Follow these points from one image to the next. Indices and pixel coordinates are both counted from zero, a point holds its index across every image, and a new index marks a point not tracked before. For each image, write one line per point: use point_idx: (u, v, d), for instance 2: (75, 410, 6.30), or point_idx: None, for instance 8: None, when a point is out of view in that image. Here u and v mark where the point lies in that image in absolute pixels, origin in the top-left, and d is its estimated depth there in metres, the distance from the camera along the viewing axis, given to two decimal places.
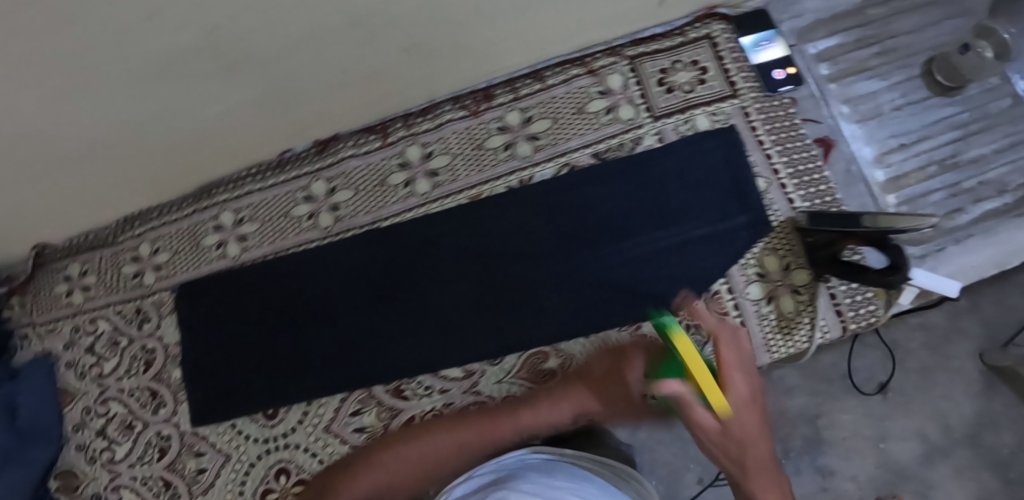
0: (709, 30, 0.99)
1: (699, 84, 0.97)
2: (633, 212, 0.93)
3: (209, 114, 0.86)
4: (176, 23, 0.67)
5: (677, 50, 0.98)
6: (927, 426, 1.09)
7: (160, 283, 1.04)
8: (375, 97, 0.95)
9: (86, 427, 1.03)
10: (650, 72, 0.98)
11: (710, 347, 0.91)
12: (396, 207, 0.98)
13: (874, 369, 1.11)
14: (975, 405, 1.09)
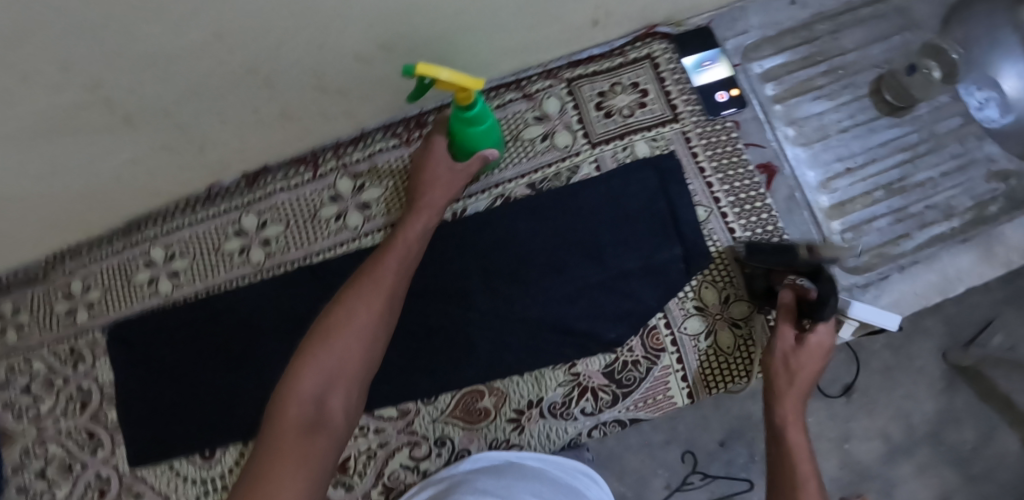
0: (650, 49, 0.94)
1: (639, 108, 0.93)
2: (569, 244, 0.91)
3: (115, 162, 0.83)
4: (52, 85, 0.64)
5: (616, 72, 0.94)
6: (891, 426, 1.06)
7: (93, 321, 1.02)
8: (297, 134, 0.91)
9: (25, 470, 1.02)
10: (588, 96, 0.94)
11: (648, 384, 0.87)
12: (328, 242, 0.96)
13: (838, 370, 1.07)
14: (936, 405, 1.06)
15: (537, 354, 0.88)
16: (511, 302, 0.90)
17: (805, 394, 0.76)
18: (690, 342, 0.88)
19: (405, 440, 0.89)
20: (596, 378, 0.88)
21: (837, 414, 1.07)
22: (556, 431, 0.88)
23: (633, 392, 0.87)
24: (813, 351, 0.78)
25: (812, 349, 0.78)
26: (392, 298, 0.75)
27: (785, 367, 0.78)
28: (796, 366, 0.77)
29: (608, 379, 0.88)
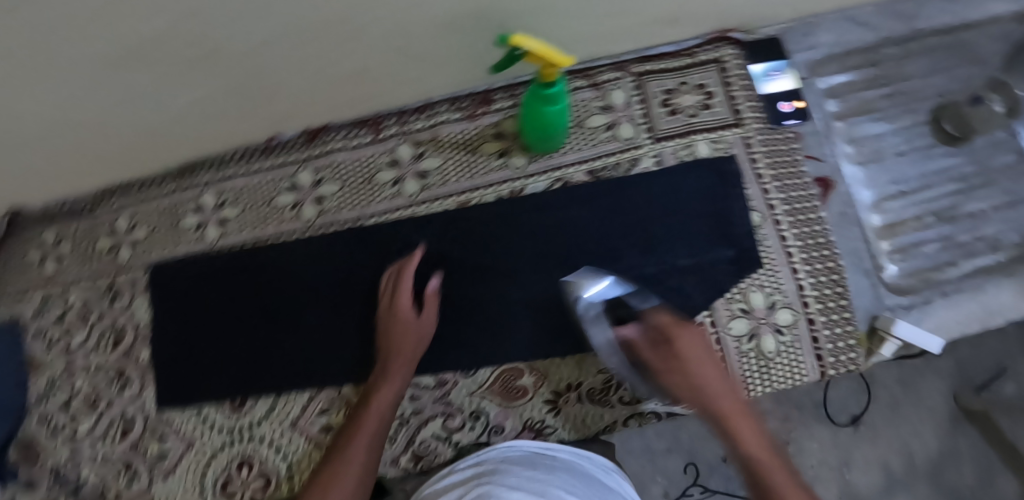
0: (719, 54, 0.95)
1: (703, 108, 0.94)
2: (623, 233, 0.92)
3: (183, 103, 0.82)
4: (140, 17, 0.63)
5: (684, 71, 0.95)
6: (891, 457, 1.06)
7: (135, 260, 1.02)
8: (365, 96, 0.91)
9: (49, 399, 1.03)
10: (655, 91, 0.95)
11: None
12: (381, 206, 0.96)
13: (848, 400, 1.07)
14: (939, 445, 1.06)
15: (582, 337, 0.89)
16: (560, 285, 0.90)
17: (730, 390, 0.74)
18: (733, 343, 0.89)
19: (440, 410, 0.90)
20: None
21: (841, 442, 1.06)
22: (591, 416, 0.89)
23: None
24: (706, 364, 0.77)
25: (687, 347, 0.79)
26: (371, 449, 0.81)
27: (682, 377, 0.76)
28: (692, 368, 0.76)
29: None
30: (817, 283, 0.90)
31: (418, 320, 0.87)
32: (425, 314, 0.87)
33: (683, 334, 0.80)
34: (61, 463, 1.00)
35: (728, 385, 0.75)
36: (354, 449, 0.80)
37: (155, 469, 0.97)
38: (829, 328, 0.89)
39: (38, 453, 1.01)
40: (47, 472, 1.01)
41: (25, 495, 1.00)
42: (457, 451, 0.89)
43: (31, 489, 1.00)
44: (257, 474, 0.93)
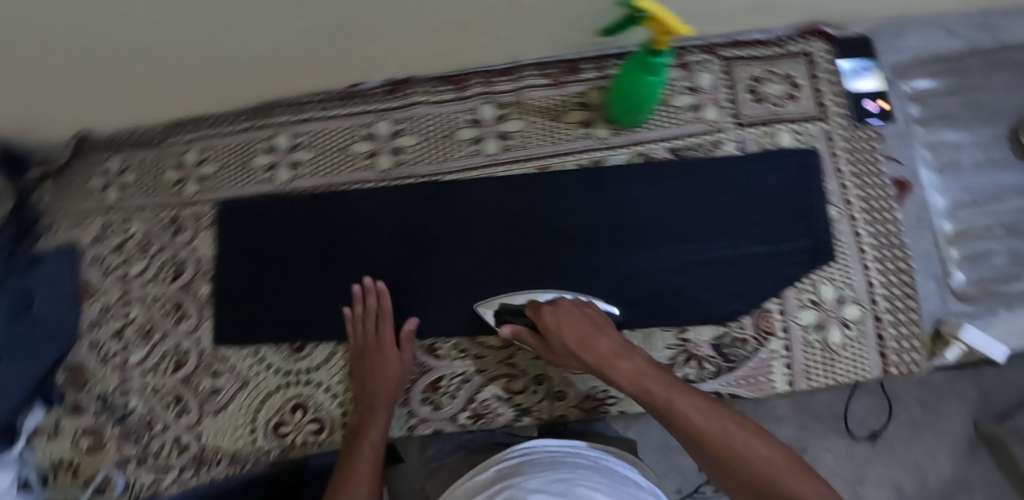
0: (809, 46, 0.94)
1: (789, 99, 0.93)
2: (701, 214, 0.92)
3: (275, 35, 0.83)
4: None
5: (772, 60, 0.94)
6: (904, 478, 1.04)
7: (201, 195, 1.02)
8: (454, 52, 0.91)
9: (102, 326, 1.03)
10: (742, 78, 0.94)
11: (752, 365, 0.88)
12: (460, 163, 0.95)
13: (868, 416, 1.05)
14: (953, 468, 1.03)
15: (654, 311, 0.89)
16: (634, 258, 0.91)
17: (608, 341, 0.77)
18: (800, 332, 0.89)
19: (503, 371, 0.90)
20: (704, 349, 0.89)
21: (855, 456, 1.05)
22: None
23: (737, 369, 0.88)
24: (590, 329, 0.78)
25: (557, 322, 0.80)
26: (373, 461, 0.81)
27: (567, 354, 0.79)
28: (572, 341, 0.78)
29: (715, 351, 0.88)
30: (887, 282, 0.90)
31: (402, 357, 0.90)
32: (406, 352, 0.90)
33: (551, 308, 0.82)
34: (110, 390, 1.01)
35: (590, 331, 0.78)
36: (358, 467, 0.80)
37: (206, 405, 0.98)
38: (896, 327, 0.90)
39: (87, 380, 1.02)
40: (93, 399, 1.02)
41: (67, 421, 1.02)
42: (515, 414, 0.90)
43: (75, 414, 1.02)
44: (310, 418, 0.95)
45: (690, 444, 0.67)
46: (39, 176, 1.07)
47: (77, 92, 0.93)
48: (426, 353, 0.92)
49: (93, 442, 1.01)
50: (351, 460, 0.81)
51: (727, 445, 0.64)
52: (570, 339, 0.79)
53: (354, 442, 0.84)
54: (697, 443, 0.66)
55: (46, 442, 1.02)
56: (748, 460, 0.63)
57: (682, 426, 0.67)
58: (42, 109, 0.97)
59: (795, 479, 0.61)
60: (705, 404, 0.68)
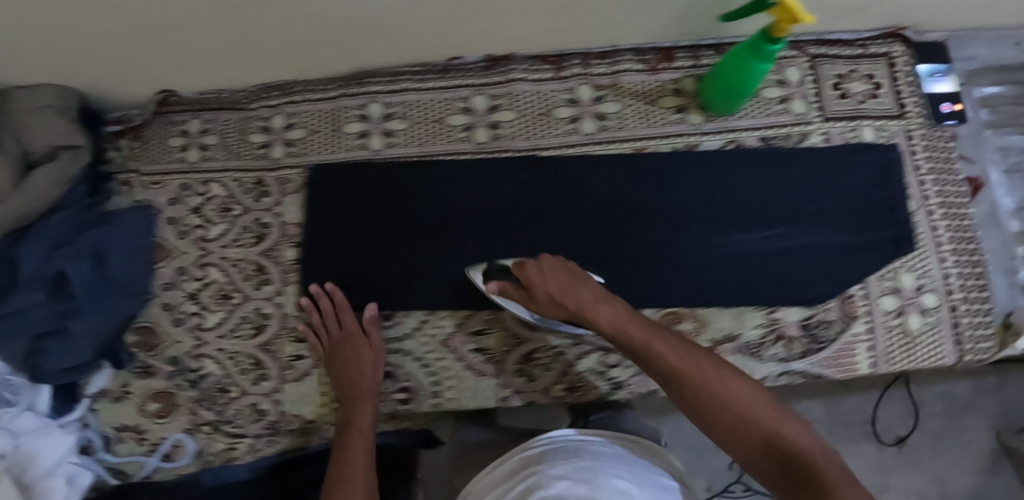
0: (890, 49, 0.99)
1: (871, 97, 0.97)
2: (790, 201, 0.95)
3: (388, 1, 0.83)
4: None
5: (856, 60, 0.99)
6: (926, 488, 1.18)
7: (289, 159, 1.01)
8: (558, 30, 0.93)
9: (176, 288, 1.02)
10: (827, 75, 0.98)
11: (836, 346, 0.91)
12: (557, 140, 0.97)
13: (894, 422, 1.20)
14: (975, 480, 1.17)
15: (745, 290, 0.92)
16: (723, 240, 0.94)
17: (589, 289, 0.79)
18: (882, 317, 0.92)
19: (600, 344, 0.91)
20: (792, 329, 0.91)
21: (883, 462, 1.19)
22: (745, 368, 0.90)
23: (823, 349, 0.91)
24: (567, 279, 0.80)
25: (537, 273, 0.82)
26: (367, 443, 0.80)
27: (545, 302, 0.81)
28: (554, 291, 0.80)
29: (803, 331, 0.91)
30: (963, 273, 0.94)
31: (372, 344, 0.91)
32: (375, 339, 0.92)
33: (531, 264, 0.83)
34: (182, 354, 0.99)
35: (570, 279, 0.80)
36: (353, 447, 0.79)
37: (289, 371, 0.97)
38: (971, 316, 0.93)
39: (156, 343, 1.00)
40: (163, 362, 1.00)
41: (138, 381, 1.00)
42: (611, 387, 0.91)
43: (147, 376, 1.00)
44: (399, 388, 0.92)
45: (670, 384, 0.70)
46: (117, 132, 1.07)
47: (177, 45, 0.92)
48: (521, 324, 0.92)
49: (163, 407, 0.99)
50: (347, 444, 0.80)
51: (708, 383, 0.68)
52: (549, 289, 0.80)
53: (343, 432, 0.83)
54: (678, 383, 0.69)
55: (111, 404, 1.01)
56: (726, 395, 0.67)
57: (665, 367, 0.71)
58: (135, 61, 0.95)
59: (773, 413, 0.65)
60: (684, 349, 0.71)
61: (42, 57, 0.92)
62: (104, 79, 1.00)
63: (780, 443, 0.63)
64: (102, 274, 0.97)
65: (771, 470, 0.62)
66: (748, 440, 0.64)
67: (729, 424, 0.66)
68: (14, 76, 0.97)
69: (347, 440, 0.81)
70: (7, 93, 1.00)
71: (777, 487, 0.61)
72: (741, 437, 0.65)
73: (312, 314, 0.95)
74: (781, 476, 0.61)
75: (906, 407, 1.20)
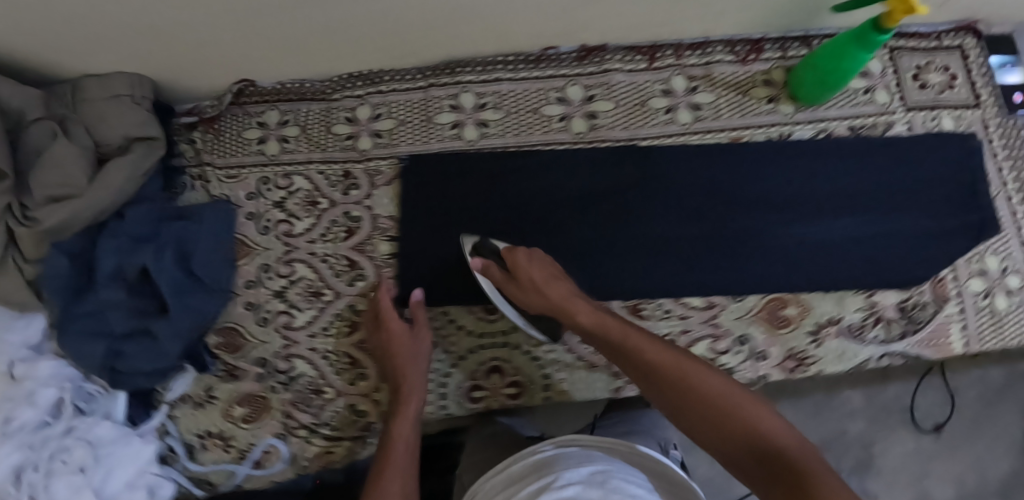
0: (962, 42, 0.99)
1: (947, 88, 0.98)
2: (879, 189, 0.96)
3: None
4: None
5: (931, 52, 0.99)
6: (966, 474, 1.17)
7: (378, 151, 0.99)
8: (654, 21, 0.93)
9: (261, 285, 0.98)
10: (906, 67, 0.99)
11: (931, 327, 0.92)
12: (655, 130, 0.97)
13: (932, 408, 1.19)
14: (1011, 464, 1.17)
15: (845, 276, 0.93)
16: (817, 228, 0.95)
17: (565, 286, 0.83)
18: (972, 298, 0.93)
19: (708, 331, 0.92)
20: (890, 311, 0.92)
21: (923, 449, 1.18)
22: (849, 351, 0.91)
23: (921, 330, 0.92)
24: (544, 271, 0.84)
25: (523, 262, 0.85)
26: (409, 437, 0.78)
27: (525, 291, 0.84)
28: (537, 280, 0.83)
29: (899, 314, 0.92)
30: None
31: (415, 336, 0.88)
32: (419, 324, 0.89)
33: (519, 254, 0.86)
34: (270, 354, 0.95)
35: (551, 278, 0.84)
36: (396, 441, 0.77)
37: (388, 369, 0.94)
38: None
39: (241, 344, 0.96)
40: (250, 363, 0.95)
41: (222, 385, 0.95)
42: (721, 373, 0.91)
43: (232, 379, 0.95)
44: (507, 382, 0.91)
45: (644, 378, 0.73)
46: (190, 124, 1.03)
47: (265, 31, 0.88)
48: (631, 313, 0.92)
49: (250, 411, 0.95)
50: (389, 442, 0.77)
51: (683, 376, 0.69)
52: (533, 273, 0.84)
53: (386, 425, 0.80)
54: (654, 376, 0.71)
55: (192, 411, 0.96)
56: (701, 388, 0.68)
57: (642, 361, 0.73)
58: (218, 47, 0.91)
59: (747, 406, 0.65)
60: (658, 345, 0.74)
61: (122, 43, 0.88)
62: (180, 69, 0.95)
63: (757, 435, 0.62)
64: (187, 271, 0.93)
65: (749, 461, 0.61)
66: (723, 432, 0.64)
67: (703, 417, 0.66)
68: (87, 64, 0.93)
69: (389, 438, 0.78)
70: (78, 82, 0.95)
71: (757, 482, 0.60)
72: (717, 429, 0.65)
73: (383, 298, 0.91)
74: (759, 467, 0.60)
75: (944, 393, 1.19)
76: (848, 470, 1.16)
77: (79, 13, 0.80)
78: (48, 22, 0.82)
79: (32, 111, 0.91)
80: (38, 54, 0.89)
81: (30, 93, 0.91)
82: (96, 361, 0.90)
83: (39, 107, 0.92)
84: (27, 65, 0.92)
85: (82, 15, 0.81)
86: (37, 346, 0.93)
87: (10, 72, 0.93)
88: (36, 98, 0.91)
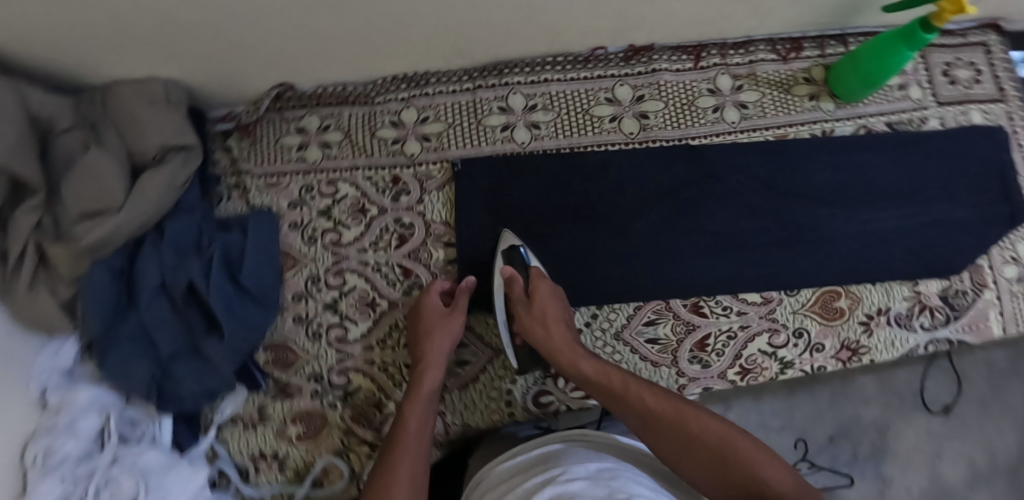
0: (987, 37, 1.02)
1: (975, 83, 1.01)
2: (917, 182, 0.98)
3: None
4: None
5: (959, 48, 1.02)
6: (975, 455, 1.17)
7: (427, 155, 0.97)
8: (702, 20, 0.93)
9: (310, 298, 0.94)
10: (935, 63, 1.02)
11: (970, 314, 0.96)
12: (704, 129, 0.98)
13: (940, 391, 1.18)
14: (1017, 442, 1.17)
15: (892, 269, 0.95)
16: (862, 222, 0.97)
17: (566, 334, 0.84)
18: (1007, 284, 0.97)
19: (766, 326, 0.94)
20: (934, 300, 0.96)
21: (933, 431, 1.18)
22: (900, 339, 0.95)
23: (962, 316, 0.96)
24: (555, 308, 0.86)
25: (539, 295, 0.86)
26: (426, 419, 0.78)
27: (532, 323, 0.85)
28: (547, 317, 0.85)
29: (942, 301, 0.96)
30: None
31: (448, 314, 0.87)
32: (458, 310, 0.87)
33: (542, 285, 0.87)
34: (325, 369, 0.92)
35: (560, 318, 0.85)
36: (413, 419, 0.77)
37: (451, 379, 0.91)
38: None
39: (293, 360, 0.93)
40: (304, 379, 0.92)
41: (275, 403, 0.92)
42: (781, 367, 0.93)
43: (286, 397, 0.92)
44: (574, 386, 0.92)
45: (645, 429, 0.72)
46: (228, 131, 1.00)
47: (312, 33, 0.86)
48: (692, 311, 0.93)
49: (306, 430, 0.91)
50: (403, 420, 0.77)
51: (686, 427, 0.70)
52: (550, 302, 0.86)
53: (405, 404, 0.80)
54: (656, 428, 0.72)
55: (243, 432, 0.92)
56: (706, 440, 0.69)
57: (643, 412, 0.73)
58: (260, 49, 0.88)
59: (752, 456, 0.67)
60: (662, 398, 0.75)
61: (160, 45, 0.84)
62: (217, 73, 0.92)
63: (766, 486, 0.64)
64: (236, 284, 0.90)
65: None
66: (733, 485, 0.66)
67: (710, 470, 0.67)
68: (121, 68, 0.89)
69: (404, 416, 0.77)
70: (108, 89, 0.91)
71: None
72: (726, 481, 0.66)
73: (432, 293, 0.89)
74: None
75: (952, 374, 1.18)
76: (865, 454, 1.16)
77: (121, 12, 0.77)
78: (88, 22, 0.78)
79: (62, 120, 0.87)
80: (71, 58, 0.85)
81: (59, 101, 0.87)
82: (142, 384, 0.86)
83: (69, 116, 0.88)
84: (56, 70, 0.87)
85: (125, 16, 0.77)
86: (70, 373, 0.91)
87: (37, 79, 0.89)
88: (66, 106, 0.88)
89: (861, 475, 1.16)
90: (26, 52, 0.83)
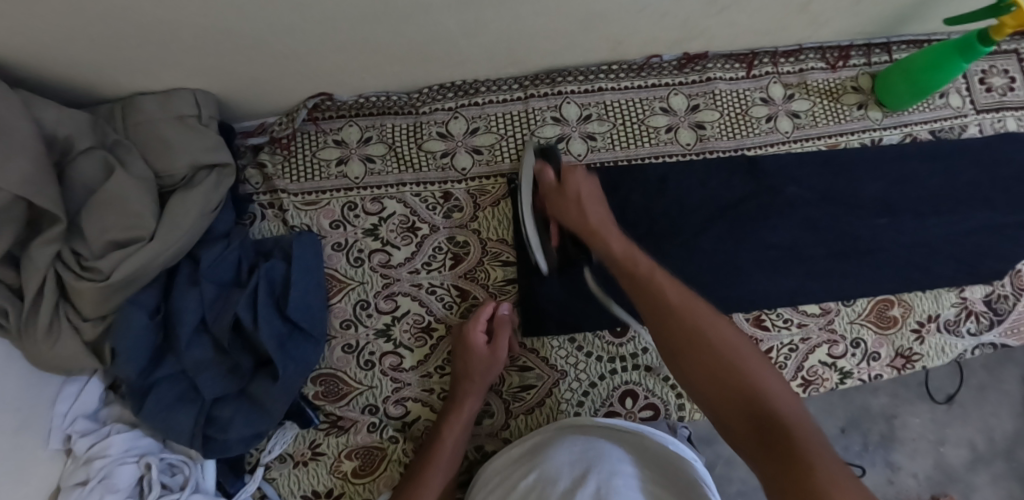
0: (1017, 45, 1.05)
1: (1009, 90, 1.03)
2: (962, 188, 0.98)
3: None
4: None
5: (993, 55, 1.04)
6: (977, 437, 1.08)
7: (478, 169, 0.93)
8: (762, 30, 0.92)
9: (360, 325, 0.88)
10: (972, 71, 1.03)
11: (1017, 318, 0.97)
12: (758, 139, 0.97)
13: (944, 379, 1.09)
14: (1016, 426, 1.08)
15: (941, 278, 0.96)
16: (915, 230, 0.96)
17: (603, 214, 0.80)
18: None
19: (825, 337, 0.93)
20: (978, 305, 0.96)
21: (938, 419, 1.08)
22: (949, 345, 0.95)
23: (1004, 320, 0.97)
24: (592, 202, 0.81)
25: (579, 184, 0.82)
26: (455, 446, 0.79)
27: (569, 204, 0.81)
28: (582, 201, 0.81)
29: (987, 307, 0.96)
30: None
31: (492, 351, 0.82)
32: (498, 341, 0.83)
33: (577, 170, 0.83)
34: (381, 400, 0.87)
35: (595, 198, 0.82)
36: (441, 445, 0.79)
37: (516, 404, 0.88)
38: None
39: (345, 392, 0.87)
40: (358, 412, 0.86)
41: (329, 439, 0.86)
42: (839, 376, 0.93)
43: (340, 432, 0.86)
44: (642, 406, 0.88)
45: (654, 313, 0.68)
46: (261, 144, 0.92)
47: (364, 40, 0.79)
48: (754, 325, 0.92)
49: (363, 465, 0.85)
50: (438, 439, 0.79)
51: (699, 326, 0.64)
52: (592, 205, 0.81)
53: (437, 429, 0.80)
54: (659, 308, 0.67)
55: (294, 471, 0.85)
56: (716, 345, 0.63)
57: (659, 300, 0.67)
58: (305, 58, 0.80)
59: (749, 358, 0.62)
60: (683, 288, 0.69)
61: (196, 55, 0.75)
62: (258, 85, 0.84)
63: (763, 405, 0.57)
64: (285, 318, 0.82)
65: (743, 428, 0.57)
66: (727, 395, 0.60)
67: (699, 360, 0.63)
68: (146, 80, 0.79)
69: (439, 434, 0.80)
70: (130, 100, 0.81)
71: (749, 449, 0.56)
72: (711, 373, 0.61)
73: (479, 323, 0.84)
74: (753, 435, 0.56)
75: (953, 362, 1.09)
76: (875, 443, 1.06)
77: (166, 18, 0.68)
78: (120, 30, 0.69)
79: (81, 139, 0.76)
80: (97, 69, 0.76)
81: (77, 118, 0.77)
82: (186, 432, 0.78)
83: (87, 135, 0.77)
84: (74, 82, 0.78)
85: (160, 21, 0.68)
86: (95, 415, 0.82)
87: (48, 90, 0.79)
88: (85, 124, 0.77)
89: (871, 464, 1.06)
90: (41, 62, 0.73)
